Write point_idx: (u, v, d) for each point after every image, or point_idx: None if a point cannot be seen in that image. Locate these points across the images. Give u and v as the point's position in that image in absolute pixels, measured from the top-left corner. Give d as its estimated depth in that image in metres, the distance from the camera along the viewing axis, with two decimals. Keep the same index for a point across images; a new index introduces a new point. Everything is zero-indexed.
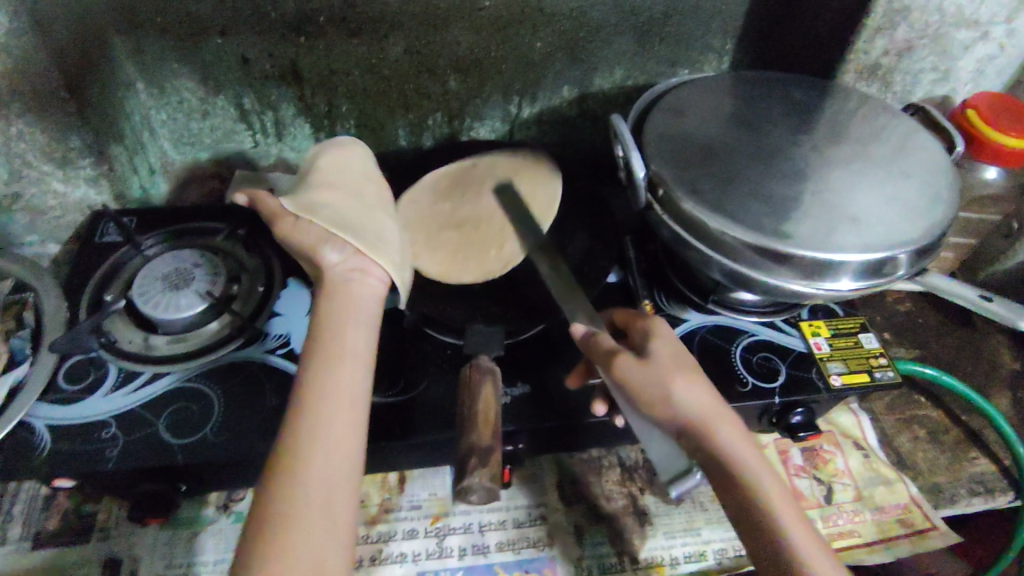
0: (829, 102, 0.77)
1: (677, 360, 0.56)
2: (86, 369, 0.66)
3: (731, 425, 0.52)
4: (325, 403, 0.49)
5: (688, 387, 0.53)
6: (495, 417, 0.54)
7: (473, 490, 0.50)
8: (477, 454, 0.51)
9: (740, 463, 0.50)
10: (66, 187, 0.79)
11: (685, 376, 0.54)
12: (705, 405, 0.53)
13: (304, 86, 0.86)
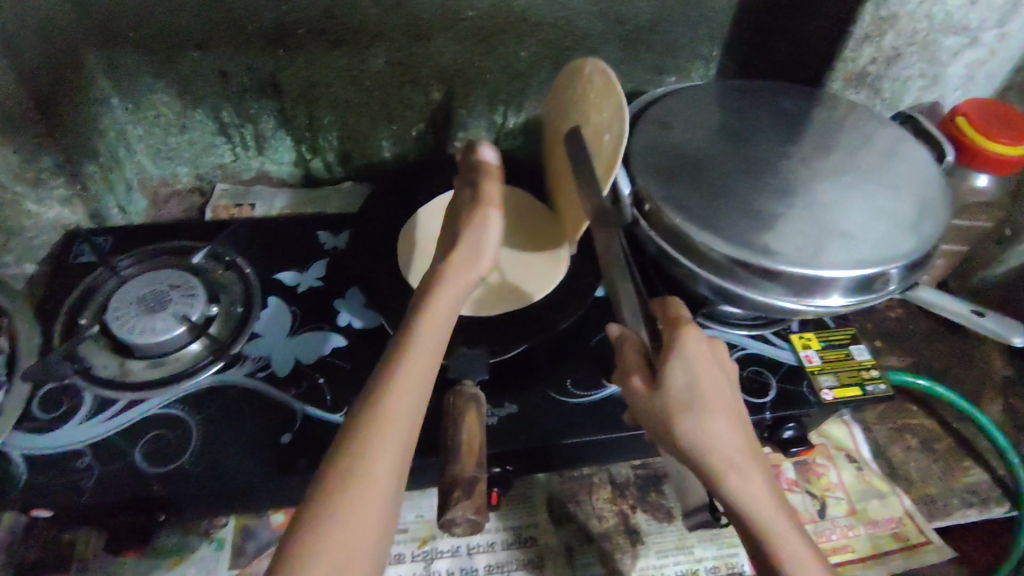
0: (816, 111, 0.76)
1: (697, 385, 0.52)
2: (59, 397, 0.64)
3: (747, 464, 0.49)
4: (405, 406, 0.46)
5: (700, 424, 0.50)
6: (479, 444, 0.53)
7: (456, 522, 0.48)
8: (459, 484, 0.50)
9: (749, 509, 0.48)
10: (38, 207, 0.75)
11: (698, 411, 0.50)
12: (720, 442, 0.50)
13: (285, 99, 0.84)
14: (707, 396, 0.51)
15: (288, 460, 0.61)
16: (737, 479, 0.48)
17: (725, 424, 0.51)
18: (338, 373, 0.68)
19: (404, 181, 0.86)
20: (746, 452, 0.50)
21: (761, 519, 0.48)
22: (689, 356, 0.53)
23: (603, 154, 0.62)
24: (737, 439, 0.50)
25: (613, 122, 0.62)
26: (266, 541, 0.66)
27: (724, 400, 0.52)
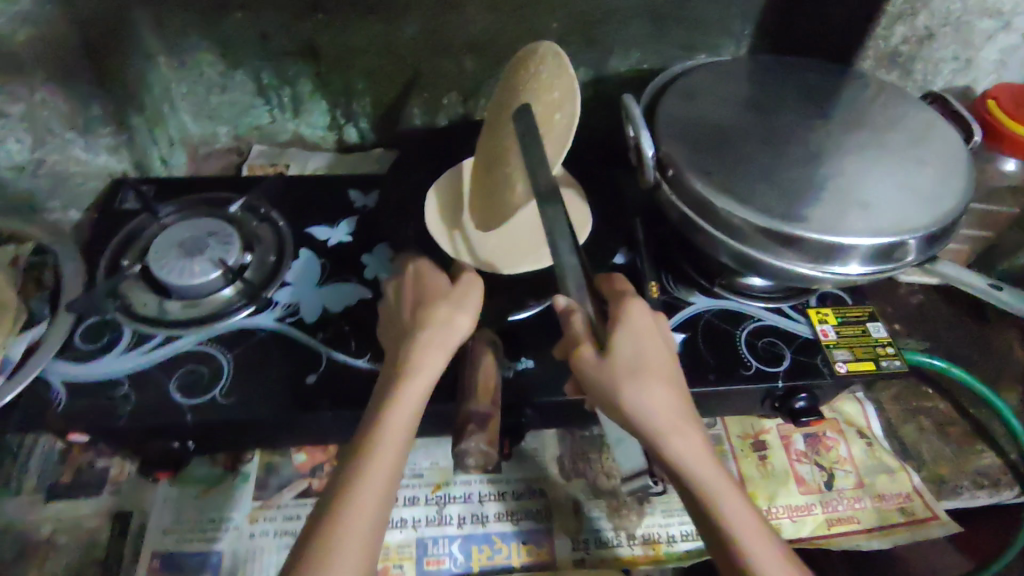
0: (845, 89, 0.77)
1: (642, 357, 0.55)
2: (100, 330, 0.68)
3: (687, 430, 0.54)
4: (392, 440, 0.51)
5: (647, 395, 0.54)
6: (493, 385, 0.57)
7: (470, 453, 0.51)
8: (474, 419, 0.52)
9: (692, 471, 0.53)
10: (86, 154, 0.80)
11: (643, 380, 0.54)
12: (663, 411, 0.54)
13: (322, 63, 0.87)
14: (650, 366, 0.55)
15: (312, 399, 0.64)
16: (680, 443, 0.53)
17: (666, 394, 0.54)
18: (363, 322, 0.71)
19: (433, 146, 0.87)
20: (687, 417, 0.55)
21: (704, 481, 0.53)
22: (633, 331, 0.56)
23: (555, 132, 0.64)
24: (676, 407, 0.54)
25: (566, 103, 0.64)
26: (288, 477, 0.69)
27: (666, 369, 0.56)
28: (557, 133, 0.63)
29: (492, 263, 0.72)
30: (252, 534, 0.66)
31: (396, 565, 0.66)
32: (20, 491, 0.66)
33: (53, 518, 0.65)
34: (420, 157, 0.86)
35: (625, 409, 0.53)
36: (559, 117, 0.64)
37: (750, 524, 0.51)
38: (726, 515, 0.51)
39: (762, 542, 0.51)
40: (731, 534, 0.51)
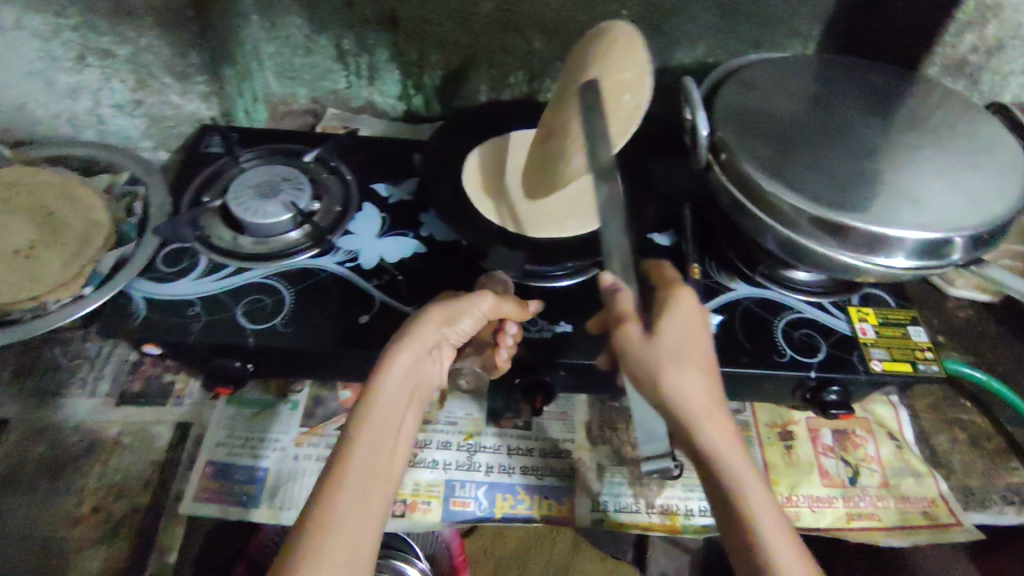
0: (908, 92, 0.77)
1: (685, 343, 0.58)
2: (181, 256, 0.75)
3: (721, 419, 0.56)
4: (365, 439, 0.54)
5: (684, 380, 0.56)
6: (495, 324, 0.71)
7: (463, 372, 0.72)
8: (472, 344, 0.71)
9: (722, 458, 0.55)
10: (181, 100, 0.88)
11: (684, 366, 0.57)
12: (699, 397, 0.56)
13: (399, 33, 0.92)
14: (693, 353, 0.58)
15: (362, 337, 0.69)
16: (712, 429, 0.56)
17: (705, 383, 0.57)
18: (417, 273, 0.75)
19: (487, 115, 0.90)
20: (722, 407, 0.57)
21: (730, 468, 0.55)
22: (680, 319, 0.59)
23: (618, 111, 0.65)
24: (713, 396, 0.57)
25: (636, 88, 0.64)
26: (333, 409, 0.75)
27: (708, 358, 0.59)
28: (621, 118, 0.65)
29: (525, 229, 0.75)
30: (297, 456, 0.71)
31: (424, 501, 0.70)
32: (95, 392, 0.73)
33: (122, 418, 0.71)
34: (474, 123, 0.89)
35: (663, 391, 0.56)
36: (628, 101, 0.65)
37: (770, 514, 0.53)
38: (750, 510, 0.53)
39: (779, 532, 0.52)
40: (752, 520, 0.53)
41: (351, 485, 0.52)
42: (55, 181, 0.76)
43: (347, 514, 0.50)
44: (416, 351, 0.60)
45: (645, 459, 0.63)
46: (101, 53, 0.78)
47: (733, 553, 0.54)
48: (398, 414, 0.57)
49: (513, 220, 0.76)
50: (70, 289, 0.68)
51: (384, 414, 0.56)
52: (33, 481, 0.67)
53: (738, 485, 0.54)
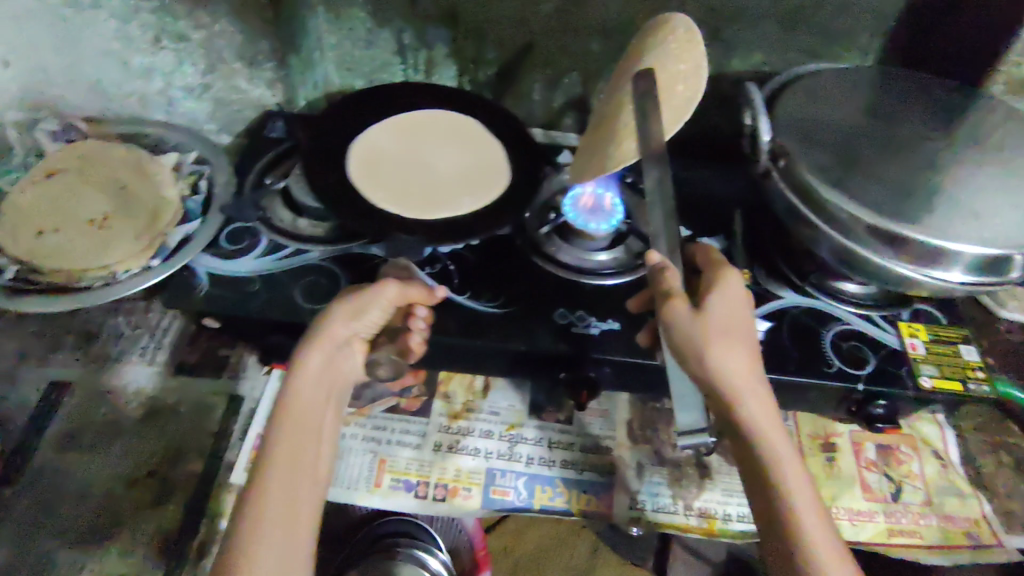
0: (970, 109, 0.76)
1: (733, 322, 0.58)
2: (243, 235, 0.77)
3: (764, 397, 0.57)
4: (286, 449, 0.55)
5: (733, 358, 0.56)
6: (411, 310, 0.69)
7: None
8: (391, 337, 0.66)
9: (759, 431, 0.56)
10: (247, 85, 0.94)
11: (733, 343, 0.57)
12: (746, 376, 0.57)
13: (459, 30, 0.93)
14: (740, 332, 0.58)
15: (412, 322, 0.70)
16: (753, 403, 0.57)
17: (750, 362, 0.57)
18: (468, 264, 0.77)
19: (387, 97, 0.91)
20: (765, 387, 0.58)
21: (772, 445, 0.56)
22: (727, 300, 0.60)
23: (672, 100, 0.70)
24: (757, 376, 0.57)
25: (690, 77, 0.70)
26: (380, 392, 0.77)
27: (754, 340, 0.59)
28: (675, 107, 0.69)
29: (418, 212, 0.78)
30: (343, 435, 0.74)
31: (465, 488, 0.71)
32: (154, 361, 0.76)
33: (181, 388, 0.74)
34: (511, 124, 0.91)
35: (711, 369, 0.56)
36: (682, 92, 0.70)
37: (806, 492, 0.55)
38: (784, 479, 0.55)
39: (813, 508, 0.54)
40: (789, 496, 0.54)
41: (275, 497, 0.53)
42: (128, 157, 0.80)
43: (285, 505, 0.53)
44: (327, 347, 0.60)
45: (677, 433, 0.55)
46: (176, 36, 0.84)
47: (766, 527, 0.56)
48: (315, 410, 0.58)
49: (404, 205, 0.79)
50: (139, 260, 0.71)
51: (303, 409, 0.58)
52: (94, 442, 0.70)
53: (780, 462, 0.55)
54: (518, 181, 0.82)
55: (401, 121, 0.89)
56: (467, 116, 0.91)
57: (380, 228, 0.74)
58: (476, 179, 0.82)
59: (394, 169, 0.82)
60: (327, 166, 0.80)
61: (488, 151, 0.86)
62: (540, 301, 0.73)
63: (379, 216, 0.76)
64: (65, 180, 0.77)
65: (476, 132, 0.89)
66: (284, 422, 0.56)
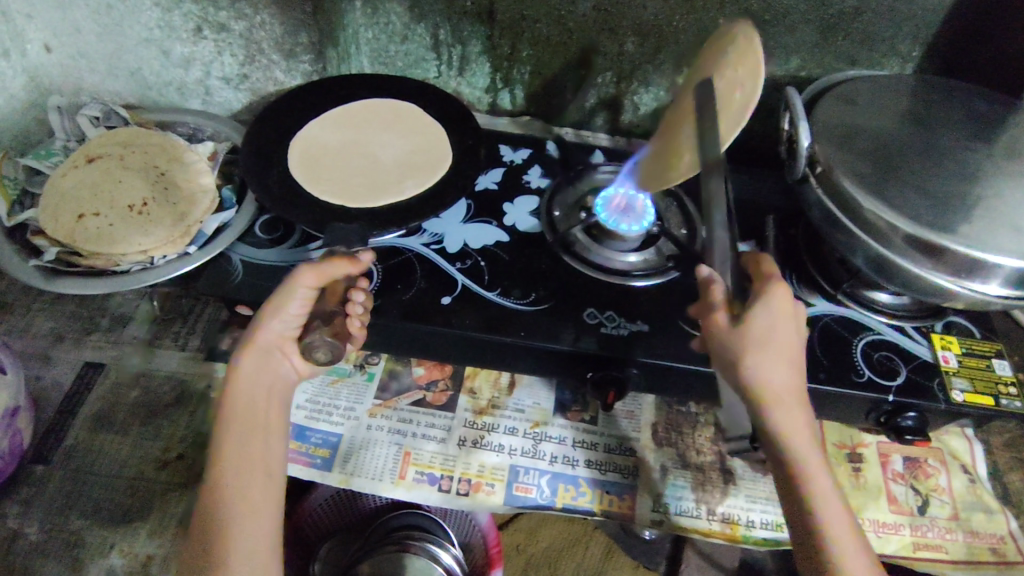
0: (1014, 121, 0.75)
1: (776, 332, 0.57)
2: (277, 225, 0.78)
3: (800, 409, 0.57)
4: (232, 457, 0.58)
5: (770, 372, 0.56)
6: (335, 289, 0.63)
7: (316, 346, 0.59)
8: (321, 319, 0.61)
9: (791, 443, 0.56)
10: (285, 77, 0.91)
11: (769, 355, 0.56)
12: (784, 388, 0.56)
13: (495, 27, 0.93)
14: (784, 344, 0.57)
15: (444, 316, 0.70)
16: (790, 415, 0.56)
17: (787, 372, 0.57)
18: (498, 260, 0.77)
19: (326, 85, 0.87)
20: (801, 396, 0.57)
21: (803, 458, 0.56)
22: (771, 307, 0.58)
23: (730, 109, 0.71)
24: (794, 387, 0.57)
25: (746, 84, 0.69)
26: (406, 385, 0.77)
27: (794, 349, 0.58)
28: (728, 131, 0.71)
29: (361, 203, 0.75)
30: (369, 426, 0.74)
31: (488, 483, 0.72)
32: (186, 346, 0.77)
33: (212, 373, 0.76)
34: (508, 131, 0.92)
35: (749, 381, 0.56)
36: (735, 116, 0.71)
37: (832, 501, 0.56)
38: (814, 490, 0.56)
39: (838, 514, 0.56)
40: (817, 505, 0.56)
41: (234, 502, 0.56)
42: (167, 144, 0.81)
43: (236, 509, 0.56)
44: (258, 355, 0.63)
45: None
46: (217, 26, 0.84)
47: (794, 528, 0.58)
48: (251, 414, 0.61)
49: (348, 196, 0.75)
50: (177, 245, 0.73)
51: (242, 416, 0.61)
52: (126, 423, 0.71)
53: (809, 475, 0.56)
54: (458, 161, 0.79)
55: (342, 112, 0.86)
56: (408, 101, 0.88)
57: (320, 219, 0.71)
58: (420, 163, 0.79)
59: (334, 160, 0.79)
60: (269, 164, 0.77)
61: (428, 134, 0.83)
62: (569, 299, 0.73)
63: (321, 209, 0.73)
64: (104, 164, 0.78)
65: (414, 116, 0.86)
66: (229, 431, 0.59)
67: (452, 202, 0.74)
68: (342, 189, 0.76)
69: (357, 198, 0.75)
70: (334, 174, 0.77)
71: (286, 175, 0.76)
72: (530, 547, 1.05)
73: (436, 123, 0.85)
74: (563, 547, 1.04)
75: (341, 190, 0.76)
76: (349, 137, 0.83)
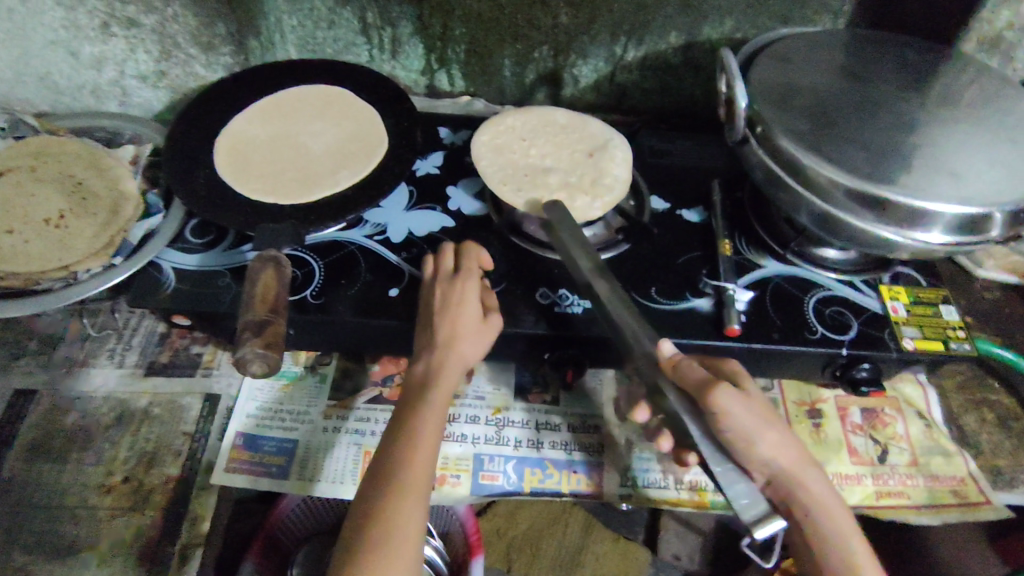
0: (944, 68, 0.76)
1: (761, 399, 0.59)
2: (209, 229, 0.74)
3: (814, 470, 0.57)
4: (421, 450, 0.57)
5: (775, 442, 0.56)
6: (276, 294, 0.55)
7: (250, 360, 0.50)
8: (252, 327, 0.52)
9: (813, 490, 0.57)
10: (206, 71, 0.87)
11: (771, 429, 0.56)
12: (792, 453, 0.57)
13: (425, 6, 0.90)
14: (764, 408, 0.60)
15: (390, 309, 0.68)
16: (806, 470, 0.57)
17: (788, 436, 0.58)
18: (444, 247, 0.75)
19: (252, 78, 0.83)
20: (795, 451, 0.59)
21: (831, 516, 0.56)
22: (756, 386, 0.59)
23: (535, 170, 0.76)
24: (801, 451, 0.58)
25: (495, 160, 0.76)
26: (361, 383, 0.75)
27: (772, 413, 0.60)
28: (595, 175, 0.75)
29: (293, 198, 0.71)
30: (326, 428, 0.72)
31: (453, 475, 0.70)
32: (123, 363, 0.73)
33: (151, 390, 0.72)
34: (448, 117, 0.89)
35: (765, 455, 0.56)
36: (614, 171, 0.76)
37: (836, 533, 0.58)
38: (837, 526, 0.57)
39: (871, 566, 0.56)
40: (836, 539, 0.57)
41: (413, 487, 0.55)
42: (82, 152, 0.76)
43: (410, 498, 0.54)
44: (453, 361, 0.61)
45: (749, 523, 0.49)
46: (125, 21, 0.79)
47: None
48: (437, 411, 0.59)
49: (280, 193, 0.71)
50: (101, 258, 0.68)
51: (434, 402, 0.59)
52: (65, 452, 0.67)
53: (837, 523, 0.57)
54: (395, 145, 0.76)
55: (267, 104, 0.81)
56: (337, 86, 0.84)
57: (252, 221, 0.68)
58: (355, 152, 0.76)
59: (262, 156, 0.75)
60: (193, 164, 0.73)
61: (361, 121, 0.79)
62: (518, 281, 0.72)
63: (251, 208, 0.69)
64: (16, 178, 0.72)
65: (345, 101, 0.82)
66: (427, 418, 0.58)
67: (391, 190, 0.71)
68: (272, 186, 0.72)
69: (287, 194, 0.71)
70: (262, 170, 0.73)
71: (214, 175, 0.72)
72: (511, 530, 1.01)
73: (369, 106, 0.81)
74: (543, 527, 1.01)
75: (271, 186, 0.72)
76: (278, 129, 0.79)
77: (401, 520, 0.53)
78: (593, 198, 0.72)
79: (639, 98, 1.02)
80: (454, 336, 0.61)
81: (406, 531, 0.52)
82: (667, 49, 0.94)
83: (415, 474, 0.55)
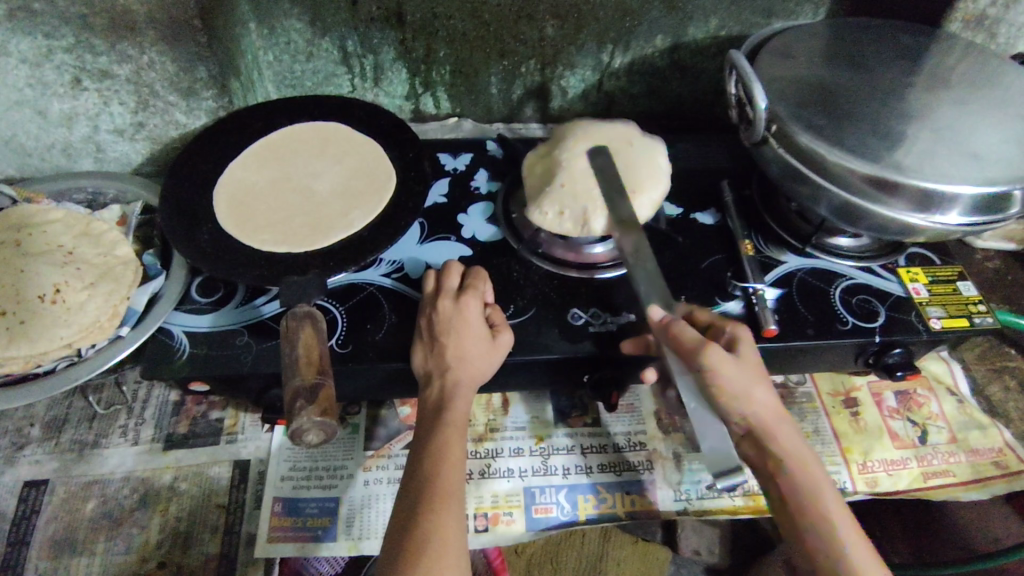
0: (935, 49, 0.78)
1: (757, 365, 0.57)
2: (217, 286, 0.70)
3: (789, 425, 0.56)
4: (452, 468, 0.55)
5: (761, 397, 0.55)
6: (320, 354, 0.54)
7: (307, 430, 0.49)
8: (304, 394, 0.50)
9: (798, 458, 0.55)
10: (187, 118, 0.81)
11: (757, 386, 0.55)
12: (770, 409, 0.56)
13: (407, 30, 0.87)
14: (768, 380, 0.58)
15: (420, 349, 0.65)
16: (787, 435, 0.56)
17: (774, 398, 0.56)
18: None
19: (242, 121, 0.79)
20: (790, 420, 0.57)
21: (803, 466, 0.55)
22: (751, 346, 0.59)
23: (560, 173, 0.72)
24: (780, 408, 0.56)
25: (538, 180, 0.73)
26: (395, 429, 0.72)
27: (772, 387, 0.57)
28: (642, 168, 0.72)
29: (308, 244, 0.68)
30: (367, 481, 0.68)
31: (506, 513, 0.68)
32: (137, 440, 0.68)
33: (174, 465, 0.67)
34: (446, 142, 0.87)
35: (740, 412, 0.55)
36: (658, 165, 0.73)
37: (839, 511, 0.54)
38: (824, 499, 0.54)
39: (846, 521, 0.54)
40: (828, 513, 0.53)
41: (452, 508, 0.52)
42: (70, 218, 0.71)
43: (448, 516, 0.51)
44: (468, 386, 0.59)
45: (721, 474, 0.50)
46: (97, 74, 0.73)
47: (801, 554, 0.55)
48: (458, 430, 0.57)
49: (295, 241, 0.68)
50: (107, 331, 0.64)
51: (458, 419, 0.57)
52: (90, 541, 0.63)
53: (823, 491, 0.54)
54: (404, 178, 0.74)
55: (260, 147, 0.77)
56: (329, 121, 0.81)
57: (268, 275, 0.64)
58: (364, 189, 0.73)
59: (267, 203, 0.72)
60: (192, 220, 0.69)
61: (365, 156, 0.77)
62: (548, 304, 0.70)
63: (262, 260, 0.66)
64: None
65: (344, 136, 0.79)
66: (453, 435, 0.56)
67: (408, 226, 0.68)
68: (284, 232, 0.69)
69: (301, 238, 0.68)
70: (271, 217, 0.70)
71: (217, 229, 0.68)
72: (529, 545, 0.90)
73: (368, 139, 0.79)
74: (560, 538, 0.90)
75: (283, 233, 0.69)
76: (280, 172, 0.76)
77: (445, 541, 0.50)
78: (642, 196, 0.70)
79: (627, 104, 1.02)
80: (462, 358, 0.59)
81: (446, 549, 0.49)
82: (653, 53, 0.94)
83: (451, 494, 0.53)
